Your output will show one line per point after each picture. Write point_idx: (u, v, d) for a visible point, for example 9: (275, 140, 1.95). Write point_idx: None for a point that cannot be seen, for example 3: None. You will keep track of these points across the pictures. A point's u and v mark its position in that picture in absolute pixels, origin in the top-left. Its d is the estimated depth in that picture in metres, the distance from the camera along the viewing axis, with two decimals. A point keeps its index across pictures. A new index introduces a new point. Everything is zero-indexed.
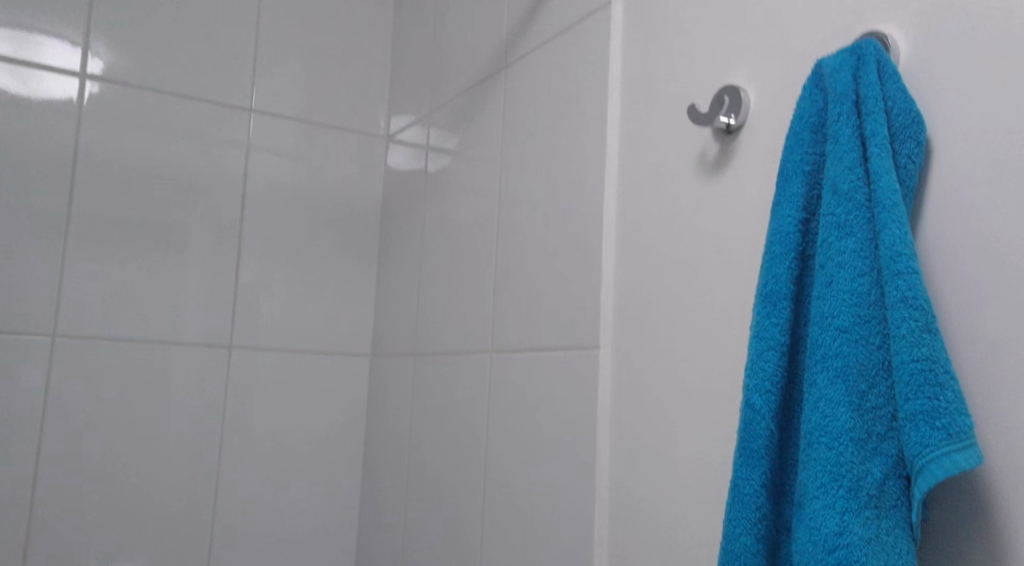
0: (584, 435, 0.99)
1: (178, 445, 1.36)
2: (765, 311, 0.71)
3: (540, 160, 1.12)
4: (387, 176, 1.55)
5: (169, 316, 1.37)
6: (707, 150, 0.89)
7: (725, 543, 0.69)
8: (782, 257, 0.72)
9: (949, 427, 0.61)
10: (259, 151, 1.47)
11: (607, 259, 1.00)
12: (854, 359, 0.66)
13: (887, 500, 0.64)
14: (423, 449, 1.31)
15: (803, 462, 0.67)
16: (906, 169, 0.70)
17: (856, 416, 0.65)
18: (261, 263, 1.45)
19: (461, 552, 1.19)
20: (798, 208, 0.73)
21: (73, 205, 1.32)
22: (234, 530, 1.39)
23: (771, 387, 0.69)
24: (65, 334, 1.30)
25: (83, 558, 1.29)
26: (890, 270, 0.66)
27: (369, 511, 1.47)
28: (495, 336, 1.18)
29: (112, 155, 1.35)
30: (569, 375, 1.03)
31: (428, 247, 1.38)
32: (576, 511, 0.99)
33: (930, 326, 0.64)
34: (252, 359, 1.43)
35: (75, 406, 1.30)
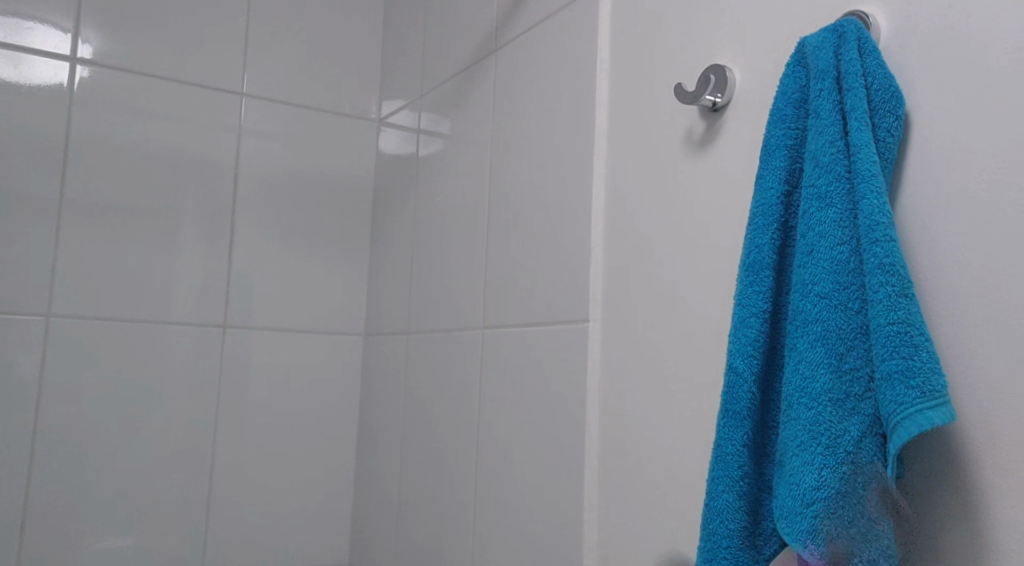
0: (575, 405, 1.04)
1: (174, 420, 1.41)
2: (748, 280, 0.75)
3: (531, 141, 1.17)
4: (379, 159, 1.60)
5: (163, 296, 1.42)
6: (694, 129, 0.94)
7: (709, 498, 0.73)
8: (765, 228, 0.75)
9: (923, 386, 0.64)
10: (251, 136, 1.51)
11: (599, 237, 1.04)
12: (833, 324, 0.68)
13: (864, 456, 0.66)
14: (415, 422, 1.36)
15: (784, 422, 0.70)
16: (886, 142, 0.72)
17: (834, 377, 0.68)
18: (252, 245, 1.50)
19: (451, 519, 1.24)
20: (781, 181, 0.76)
21: (65, 191, 1.36)
22: (230, 502, 1.44)
23: (753, 352, 0.73)
24: (59, 315, 1.35)
25: (82, 529, 1.34)
26: (868, 237, 0.68)
27: (364, 483, 1.52)
28: (487, 310, 1.22)
29: (104, 139, 1.40)
30: (562, 348, 1.07)
31: (421, 228, 1.42)
32: (566, 477, 1.04)
33: (906, 290, 0.66)
34: (245, 338, 1.48)
35: (71, 383, 1.35)
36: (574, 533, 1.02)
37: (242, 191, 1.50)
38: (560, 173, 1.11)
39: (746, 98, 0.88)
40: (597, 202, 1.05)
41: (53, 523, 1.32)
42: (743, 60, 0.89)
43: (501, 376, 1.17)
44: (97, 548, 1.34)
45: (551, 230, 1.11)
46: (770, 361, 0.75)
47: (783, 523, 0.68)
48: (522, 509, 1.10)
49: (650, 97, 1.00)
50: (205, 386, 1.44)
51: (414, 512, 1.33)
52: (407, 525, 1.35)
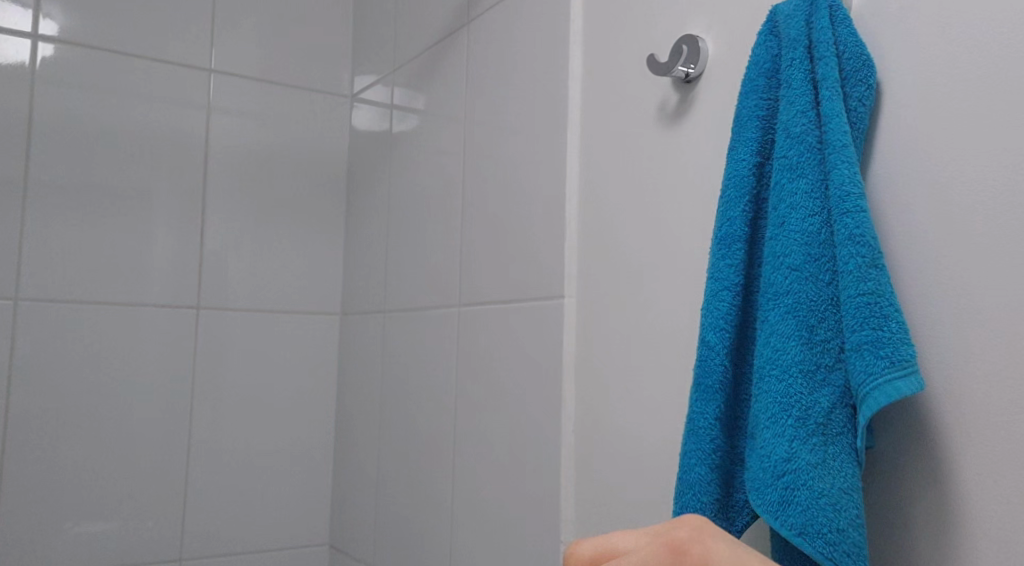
0: (551, 381, 1.03)
1: (149, 403, 1.39)
2: (721, 253, 0.74)
3: (505, 116, 1.15)
4: (353, 136, 1.58)
5: (134, 277, 1.40)
6: (667, 101, 0.92)
7: (682, 471, 0.73)
8: (737, 200, 0.74)
9: (892, 355, 0.63)
10: (221, 113, 1.49)
11: (572, 211, 1.03)
12: (804, 296, 0.68)
13: (834, 427, 0.66)
14: (393, 401, 1.36)
15: (755, 395, 0.70)
16: (857, 111, 0.71)
17: (805, 349, 0.67)
18: (224, 225, 1.48)
19: (430, 497, 1.24)
20: (752, 152, 0.75)
21: (30, 172, 1.34)
22: (207, 484, 1.43)
23: (725, 325, 0.72)
24: (28, 298, 1.33)
25: (56, 513, 1.32)
26: (839, 208, 0.67)
27: (343, 463, 1.51)
28: (464, 287, 1.21)
29: (70, 118, 1.37)
30: (537, 325, 1.06)
31: (396, 206, 1.41)
32: (543, 453, 1.03)
33: (877, 261, 0.66)
34: (219, 319, 1.46)
35: (41, 368, 1.33)
36: (550, 510, 1.01)
37: (214, 170, 1.47)
38: (534, 148, 1.10)
39: (719, 68, 0.87)
40: (572, 177, 1.04)
41: (28, 508, 1.30)
42: (715, 29, 0.88)
43: (478, 354, 1.16)
44: (72, 533, 1.33)
45: (526, 206, 1.10)
46: (742, 334, 0.74)
47: (754, 494, 0.68)
48: (500, 487, 1.09)
49: (623, 69, 0.99)
50: (180, 368, 1.42)
51: (393, 491, 1.33)
52: (386, 504, 1.35)
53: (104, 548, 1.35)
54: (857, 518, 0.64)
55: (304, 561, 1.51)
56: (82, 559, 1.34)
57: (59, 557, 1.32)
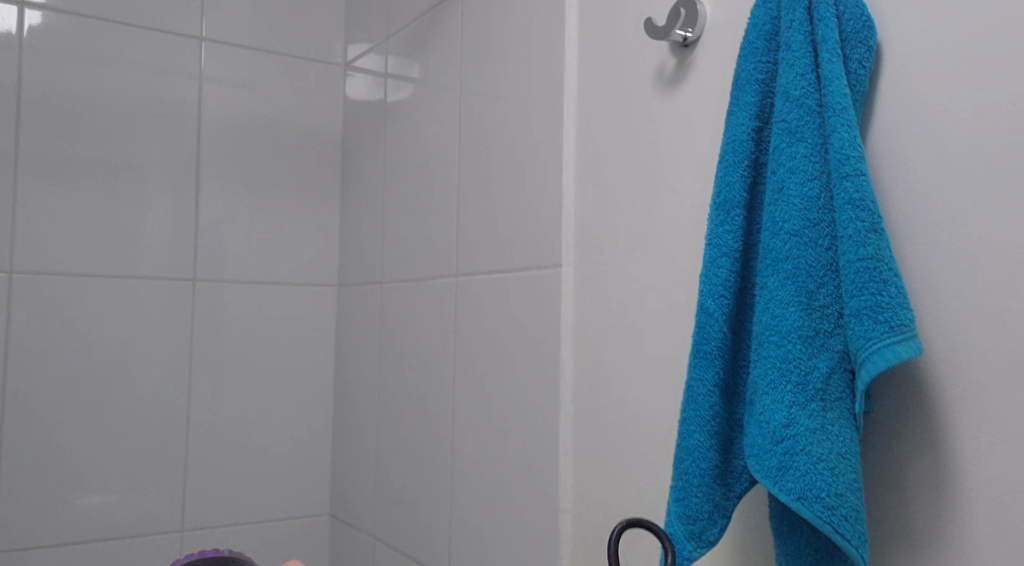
0: (549, 350, 1.03)
1: (147, 376, 1.39)
2: (719, 219, 0.73)
3: (500, 82, 1.14)
4: (347, 105, 1.57)
5: (129, 250, 1.39)
6: (665, 66, 0.91)
7: (680, 438, 0.73)
8: (736, 164, 0.73)
9: (891, 320, 0.63)
10: (214, 82, 1.47)
11: (568, 179, 1.03)
12: (803, 261, 0.67)
13: (833, 392, 0.66)
14: (391, 370, 1.36)
15: (753, 361, 0.69)
16: (857, 74, 0.70)
17: (804, 315, 0.67)
18: (219, 197, 1.47)
19: (429, 467, 1.24)
20: (751, 116, 0.73)
21: (20, 144, 1.32)
22: (207, 456, 1.43)
23: (724, 292, 0.72)
24: (23, 271, 1.32)
25: (56, 486, 1.32)
26: (838, 172, 0.67)
27: (342, 434, 1.51)
28: (460, 256, 1.21)
29: (60, 89, 1.35)
30: (535, 294, 1.06)
31: (391, 175, 1.40)
32: (541, 423, 1.03)
33: (876, 226, 0.65)
34: (216, 291, 1.46)
35: (37, 341, 1.32)
36: (550, 478, 1.01)
37: (207, 141, 1.46)
38: (530, 115, 1.09)
39: (716, 32, 0.86)
40: (569, 144, 1.03)
41: (29, 481, 1.31)
42: None
43: (476, 323, 1.16)
44: (74, 505, 1.33)
45: (522, 175, 1.09)
46: (741, 301, 0.74)
47: (753, 460, 0.67)
48: (499, 457, 1.09)
49: (619, 34, 0.98)
50: (177, 340, 1.42)
51: (393, 460, 1.33)
52: (385, 473, 1.35)
53: (106, 520, 1.35)
54: (855, 483, 0.64)
55: (305, 531, 1.52)
56: (84, 531, 1.34)
57: (61, 529, 1.32)
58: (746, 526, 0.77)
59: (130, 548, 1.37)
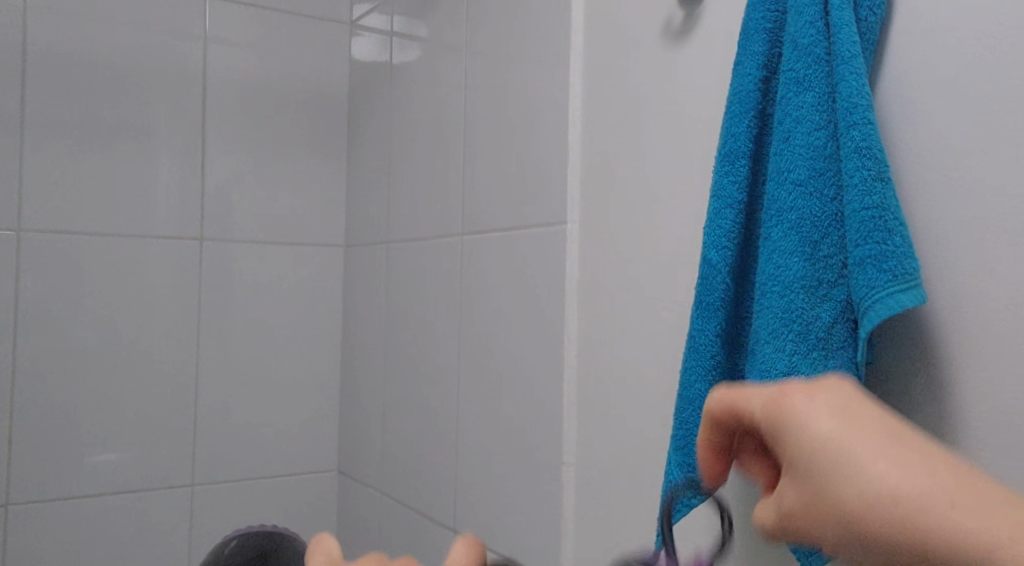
0: (554, 307, 1.03)
1: (155, 335, 1.40)
2: (724, 169, 0.73)
3: (506, 39, 1.13)
4: (352, 66, 1.56)
5: (137, 210, 1.39)
6: (672, 18, 0.90)
7: (682, 389, 0.72)
8: (742, 114, 0.72)
9: (895, 269, 0.62)
10: (220, 43, 1.46)
11: (574, 135, 1.02)
12: (808, 211, 0.67)
13: (835, 341, 0.65)
14: (397, 331, 1.36)
15: (756, 312, 0.69)
16: (868, 21, 0.69)
17: (808, 265, 0.66)
18: (226, 158, 1.46)
19: (434, 425, 1.25)
20: (759, 66, 0.72)
21: (27, 104, 1.32)
22: (217, 415, 1.44)
23: (728, 243, 0.71)
24: (32, 230, 1.32)
25: (67, 443, 1.34)
26: (845, 121, 0.66)
27: (349, 394, 1.52)
28: (465, 216, 1.20)
29: (65, 49, 1.34)
30: (540, 252, 1.06)
31: (397, 135, 1.39)
32: (545, 380, 1.04)
33: (883, 175, 0.64)
34: (224, 251, 1.46)
35: (46, 302, 1.33)
36: (553, 434, 1.02)
37: (214, 101, 1.45)
38: (535, 73, 1.08)
39: None
40: (574, 100, 1.02)
41: (41, 440, 1.32)
42: None
43: (481, 283, 1.16)
44: (85, 462, 1.35)
45: (528, 132, 1.09)
46: (744, 252, 0.73)
47: None
48: (503, 414, 1.10)
49: None
50: (185, 300, 1.42)
51: (399, 420, 1.34)
52: (391, 432, 1.36)
53: (118, 477, 1.37)
54: None
55: (312, 488, 1.53)
56: (95, 487, 1.36)
57: (73, 485, 1.34)
58: None
59: (142, 504, 1.39)
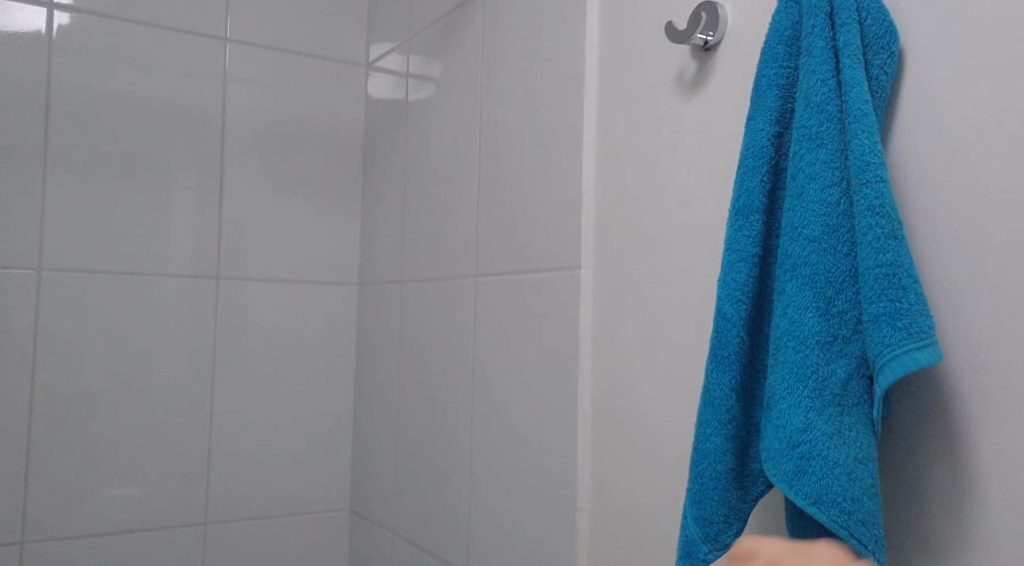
0: (568, 352, 1.04)
1: (170, 372, 1.41)
2: (738, 223, 0.74)
3: (521, 83, 1.15)
4: (368, 105, 1.58)
5: (154, 247, 1.41)
6: (685, 70, 0.92)
7: (697, 441, 0.73)
8: (755, 169, 0.73)
9: (910, 327, 0.63)
10: (238, 82, 1.48)
11: (588, 182, 1.03)
12: (822, 267, 0.68)
13: (850, 397, 0.66)
14: (411, 369, 1.37)
15: (771, 366, 0.70)
16: (878, 80, 0.70)
17: (822, 320, 0.67)
18: (243, 196, 1.48)
19: (448, 465, 1.25)
20: (772, 122, 0.74)
21: (49, 143, 1.34)
22: (229, 452, 1.45)
23: (743, 296, 0.72)
24: (52, 269, 1.34)
25: (82, 480, 1.35)
26: (858, 179, 0.67)
27: (362, 431, 1.53)
28: (479, 258, 1.22)
29: (87, 89, 1.37)
30: (553, 296, 1.07)
31: (412, 174, 1.41)
32: (559, 424, 1.04)
33: (896, 233, 0.65)
34: (239, 289, 1.47)
35: (63, 340, 1.34)
36: (567, 477, 1.02)
37: (231, 140, 1.48)
38: (548, 118, 1.09)
39: (738, 36, 0.86)
40: (589, 147, 1.03)
41: (57, 477, 1.33)
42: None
43: (495, 324, 1.17)
44: (99, 499, 1.36)
45: (542, 176, 1.10)
46: (759, 305, 0.74)
47: (769, 464, 0.68)
48: (517, 455, 1.10)
49: (639, 37, 0.98)
50: (200, 337, 1.44)
51: (412, 460, 1.34)
52: (404, 471, 1.37)
53: (130, 514, 1.38)
54: (872, 488, 0.64)
55: (324, 525, 1.53)
56: (108, 524, 1.36)
57: (87, 522, 1.35)
58: (760, 526, 0.78)
59: (155, 541, 1.39)
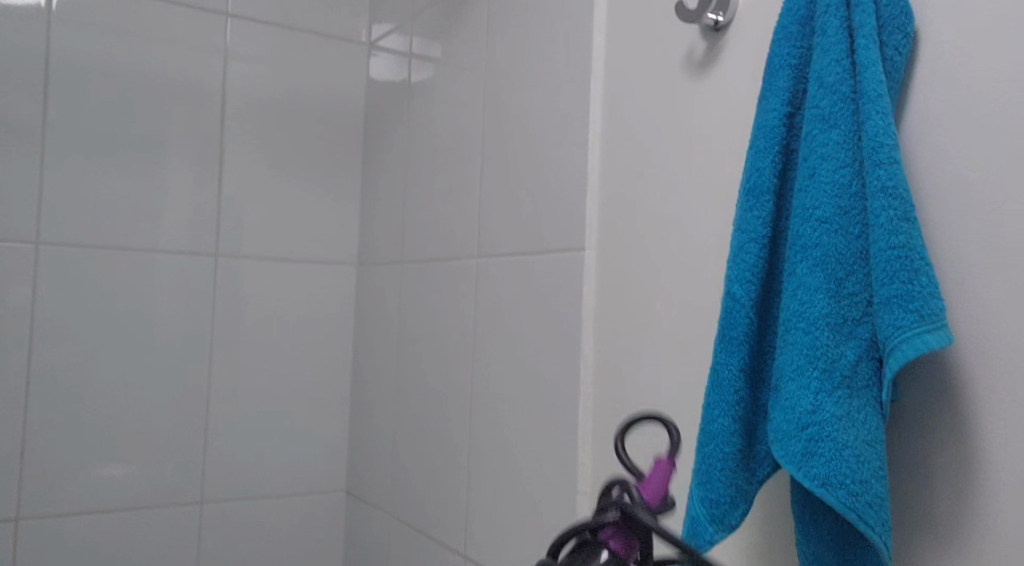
0: (570, 335, 1.03)
1: (168, 350, 1.40)
2: (748, 204, 0.73)
3: (527, 63, 1.13)
4: (370, 85, 1.56)
5: (153, 224, 1.40)
6: (695, 50, 0.91)
7: (704, 422, 0.72)
8: (766, 150, 0.73)
9: (921, 309, 0.63)
10: (239, 59, 1.47)
11: (593, 164, 1.02)
12: (833, 249, 0.67)
13: (859, 380, 0.65)
14: (411, 350, 1.36)
15: (779, 347, 0.69)
16: (893, 60, 0.69)
17: (832, 302, 0.66)
18: (242, 175, 1.47)
19: (446, 447, 1.25)
20: (784, 102, 0.73)
21: (47, 117, 1.33)
22: (226, 432, 1.44)
23: (752, 277, 0.72)
24: (50, 244, 1.33)
25: (78, 456, 1.34)
26: (872, 160, 0.66)
27: (360, 412, 1.52)
28: (481, 240, 1.21)
29: (86, 63, 1.35)
30: (556, 278, 1.06)
31: (414, 155, 1.40)
32: (561, 406, 1.04)
33: (909, 214, 0.64)
34: (238, 267, 1.46)
35: (60, 317, 1.33)
36: (567, 461, 1.02)
37: (231, 117, 1.46)
38: (554, 99, 1.08)
39: (749, 16, 0.85)
40: (595, 128, 1.02)
41: (51, 452, 1.32)
42: None
43: (496, 306, 1.16)
44: (95, 476, 1.35)
45: (546, 158, 1.09)
46: (768, 287, 0.74)
47: (777, 446, 0.67)
48: (517, 437, 1.10)
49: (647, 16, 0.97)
50: (198, 315, 1.43)
51: (410, 442, 1.34)
52: (403, 453, 1.36)
53: (126, 491, 1.37)
54: (880, 471, 0.64)
55: (320, 507, 1.53)
56: (104, 501, 1.36)
57: (82, 499, 1.34)
58: (763, 508, 0.78)
59: (151, 519, 1.39)
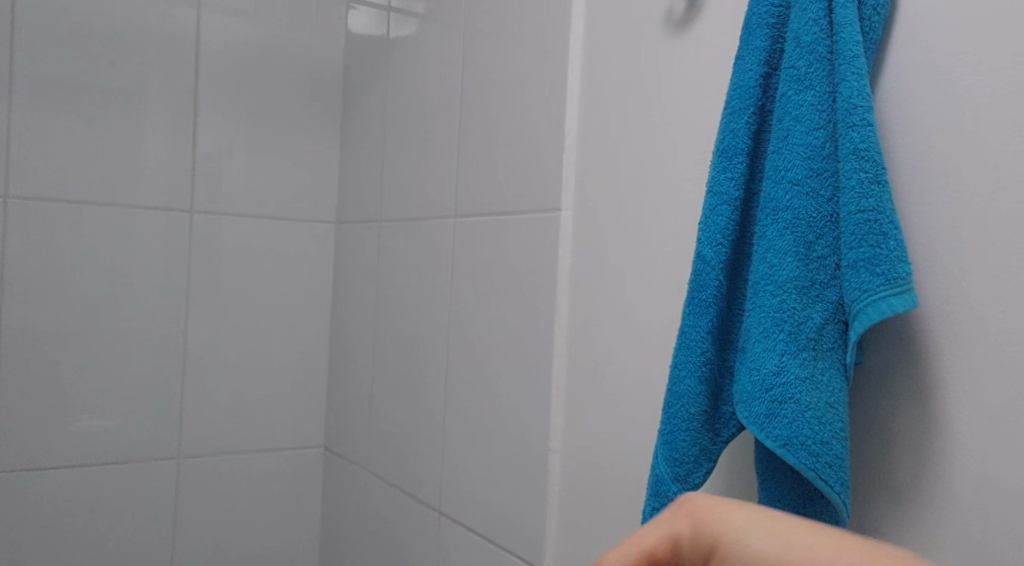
0: (545, 294, 1.03)
1: (143, 305, 1.39)
2: (722, 165, 0.73)
3: (506, 20, 1.12)
4: (348, 40, 1.54)
5: (126, 178, 1.38)
6: (674, 8, 0.90)
7: (672, 383, 0.73)
8: (741, 110, 0.72)
9: (888, 273, 0.63)
10: (213, 11, 1.44)
11: (570, 122, 1.01)
12: (803, 211, 0.67)
13: (825, 342, 0.66)
14: (388, 309, 1.35)
15: (748, 309, 0.69)
16: (871, 21, 0.68)
17: (801, 265, 0.66)
18: (218, 129, 1.45)
19: (422, 405, 1.25)
20: (760, 62, 0.72)
21: (16, 66, 1.30)
22: (202, 387, 1.44)
23: (723, 239, 0.72)
24: (20, 196, 1.31)
25: (52, 409, 1.33)
26: (845, 121, 0.65)
27: (337, 370, 1.52)
28: (458, 200, 1.20)
29: (56, 11, 1.33)
30: (532, 238, 1.06)
31: (393, 113, 1.38)
32: (534, 366, 1.04)
33: (880, 177, 0.64)
34: (214, 223, 1.45)
35: (31, 270, 1.32)
36: (540, 420, 1.02)
37: (206, 70, 1.44)
38: (533, 57, 1.07)
39: None
40: (574, 87, 1.01)
41: (25, 407, 1.32)
42: None
43: (473, 265, 1.15)
44: (70, 430, 1.35)
45: (524, 116, 1.08)
46: (739, 248, 0.73)
47: (742, 406, 0.68)
48: (491, 396, 1.10)
49: None
50: (173, 270, 1.42)
51: (386, 400, 1.34)
52: (379, 410, 1.36)
53: (102, 445, 1.37)
54: (842, 432, 0.64)
55: (298, 463, 1.53)
56: (80, 455, 1.35)
57: (56, 452, 1.34)
58: (729, 468, 0.78)
59: (127, 473, 1.39)
